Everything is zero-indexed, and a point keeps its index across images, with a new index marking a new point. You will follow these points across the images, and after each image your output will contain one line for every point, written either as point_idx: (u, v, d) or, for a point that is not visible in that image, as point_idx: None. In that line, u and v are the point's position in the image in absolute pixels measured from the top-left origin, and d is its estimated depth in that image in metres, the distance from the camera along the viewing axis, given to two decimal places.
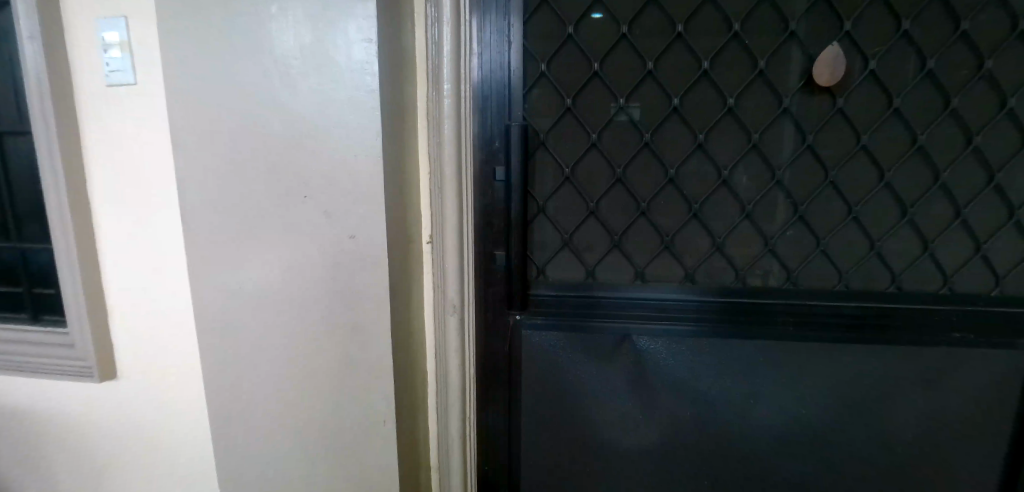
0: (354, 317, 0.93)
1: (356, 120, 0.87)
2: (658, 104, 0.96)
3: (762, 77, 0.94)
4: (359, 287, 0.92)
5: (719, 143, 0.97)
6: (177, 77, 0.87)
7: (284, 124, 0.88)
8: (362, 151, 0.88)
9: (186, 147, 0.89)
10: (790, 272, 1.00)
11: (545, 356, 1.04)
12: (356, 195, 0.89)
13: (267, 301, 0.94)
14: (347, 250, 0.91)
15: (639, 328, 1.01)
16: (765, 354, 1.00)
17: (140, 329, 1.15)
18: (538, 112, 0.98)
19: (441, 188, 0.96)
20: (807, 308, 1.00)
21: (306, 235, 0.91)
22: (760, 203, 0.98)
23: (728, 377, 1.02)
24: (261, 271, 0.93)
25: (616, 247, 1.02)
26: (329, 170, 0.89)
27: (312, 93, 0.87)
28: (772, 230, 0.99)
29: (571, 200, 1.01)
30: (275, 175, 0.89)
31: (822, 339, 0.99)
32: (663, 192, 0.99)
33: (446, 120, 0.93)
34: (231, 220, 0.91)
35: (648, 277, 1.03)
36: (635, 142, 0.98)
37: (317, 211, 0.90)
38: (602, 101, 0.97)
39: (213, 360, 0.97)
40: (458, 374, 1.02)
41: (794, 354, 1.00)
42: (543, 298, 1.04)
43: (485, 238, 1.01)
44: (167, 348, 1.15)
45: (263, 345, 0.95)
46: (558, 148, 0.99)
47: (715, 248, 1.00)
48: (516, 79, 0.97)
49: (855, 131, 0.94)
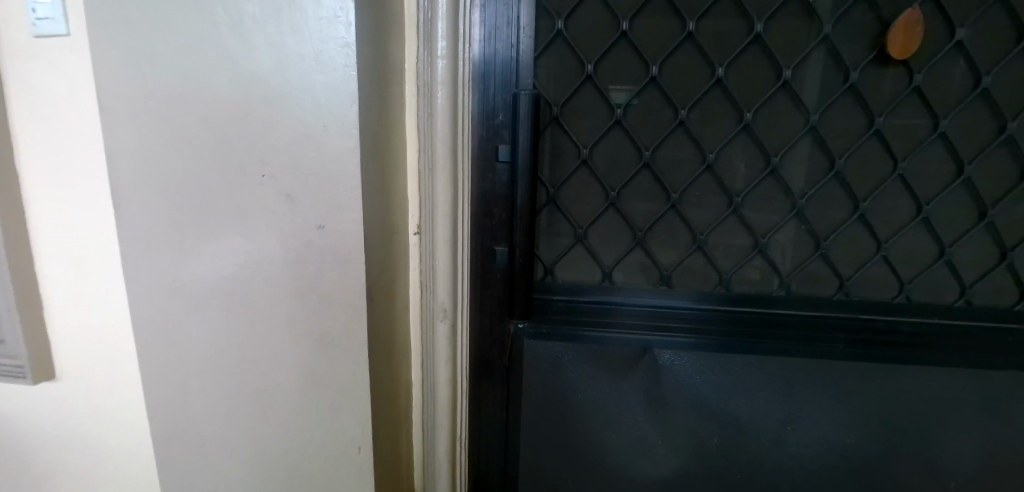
0: (323, 324, 0.77)
1: (326, 82, 0.70)
2: (697, 73, 0.79)
3: (825, 44, 0.77)
4: (328, 289, 0.76)
5: (770, 123, 0.80)
6: (102, 21, 0.70)
7: (236, 85, 0.70)
8: (333, 121, 0.71)
9: (117, 112, 0.72)
10: (844, 281, 0.84)
11: (550, 370, 0.88)
12: (325, 176, 0.72)
13: (220, 302, 0.77)
14: (315, 243, 0.74)
15: (662, 341, 0.86)
16: (809, 375, 0.85)
17: (76, 325, 0.98)
18: (550, 80, 0.82)
19: (431, 170, 0.79)
20: (856, 324, 0.85)
21: (264, 224, 0.74)
22: (814, 197, 0.81)
23: (761, 400, 0.87)
24: (211, 267, 0.76)
25: (638, 245, 0.86)
26: (291, 144, 0.71)
27: (271, 46, 0.69)
28: (826, 230, 0.83)
29: (588, 187, 0.84)
30: (226, 150, 0.72)
31: (878, 359, 0.83)
32: (697, 181, 0.83)
33: (440, 86, 0.77)
34: (173, 203, 0.74)
35: (673, 282, 0.87)
36: (667, 120, 0.81)
37: (279, 195, 0.73)
38: (630, 68, 0.80)
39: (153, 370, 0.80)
40: (448, 388, 0.87)
41: (844, 377, 0.85)
42: (549, 303, 0.89)
43: (483, 231, 0.85)
44: (112, 348, 0.98)
45: (216, 354, 0.79)
46: (574, 124, 0.83)
47: (756, 249, 0.84)
48: (526, 39, 0.80)
49: (932, 114, 0.78)
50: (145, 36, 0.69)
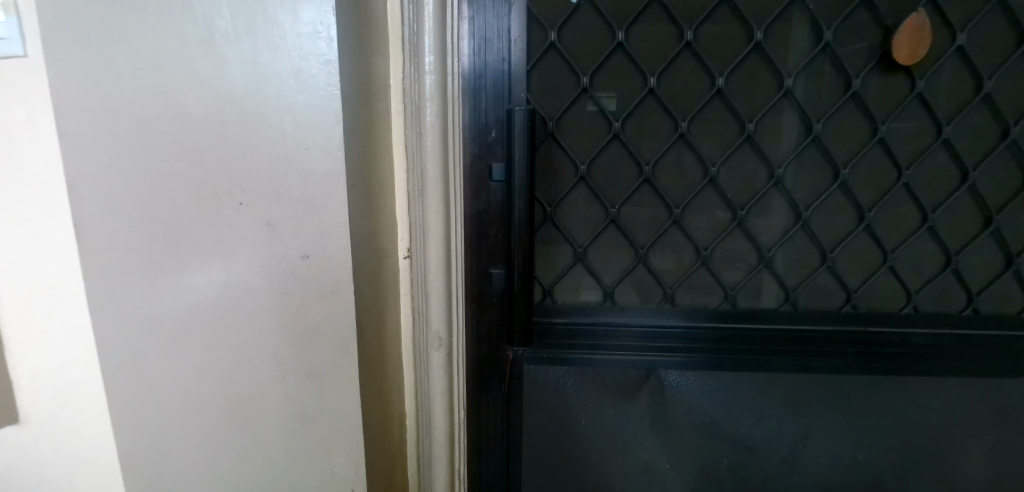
0: (310, 360, 0.72)
1: (306, 102, 0.65)
2: (697, 84, 0.76)
3: (825, 52, 0.75)
4: (315, 323, 0.71)
5: (772, 134, 0.77)
6: (43, 33, 0.61)
7: (208, 106, 0.64)
8: (315, 143, 0.66)
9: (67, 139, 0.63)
10: (851, 293, 0.82)
11: (551, 396, 0.85)
12: (309, 202, 0.67)
13: (192, 345, 0.70)
14: (299, 274, 0.69)
15: (666, 362, 0.83)
16: (817, 390, 0.83)
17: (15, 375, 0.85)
18: (544, 94, 0.78)
19: (421, 190, 0.75)
20: (868, 337, 0.82)
21: (242, 254, 0.68)
22: (820, 208, 0.79)
23: (771, 417, 0.84)
24: (182, 304, 0.69)
25: (640, 263, 0.83)
26: (270, 168, 0.66)
27: (246, 64, 0.64)
28: (832, 241, 0.80)
29: (587, 204, 0.81)
30: (198, 175, 0.65)
31: (885, 371, 0.82)
32: (699, 195, 0.80)
33: (428, 102, 0.73)
34: (135, 235, 0.66)
35: (678, 300, 0.84)
36: (668, 133, 0.78)
37: (258, 223, 0.67)
38: (627, 79, 0.77)
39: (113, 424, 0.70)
40: (445, 421, 0.82)
41: (852, 391, 0.83)
42: (550, 327, 0.84)
43: (478, 254, 0.81)
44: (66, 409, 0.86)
45: (189, 400, 0.71)
46: (571, 139, 0.79)
47: (762, 263, 0.81)
48: (518, 52, 0.76)
49: (934, 120, 0.77)
50: (99, 50, 0.62)
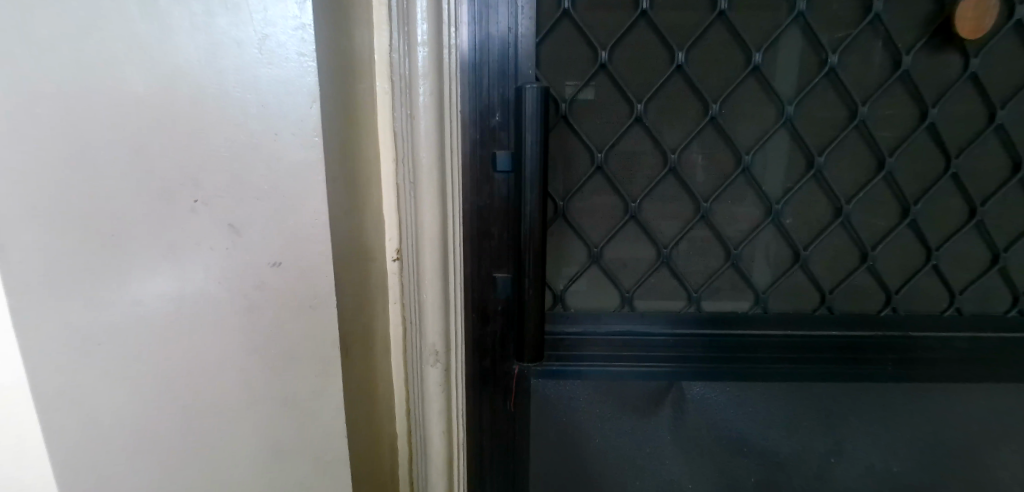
0: (285, 385, 0.61)
1: (274, 75, 0.53)
2: (729, 61, 0.70)
3: (873, 24, 0.68)
4: (289, 343, 0.60)
5: (812, 118, 0.71)
6: None
7: (151, 80, 0.52)
8: (286, 126, 0.55)
9: None
10: (892, 294, 0.76)
11: (560, 414, 0.76)
12: (278, 198, 0.56)
13: (141, 375, 0.58)
14: (268, 285, 0.58)
15: (686, 373, 0.75)
16: (852, 400, 0.75)
17: None
18: (555, 72, 0.70)
19: (414, 184, 0.66)
20: (908, 342, 0.76)
21: (201, 261, 0.56)
22: (861, 201, 0.73)
23: (802, 430, 0.76)
24: (125, 324, 0.57)
25: (664, 263, 0.76)
26: (231, 159, 0.54)
27: (197, 29, 0.52)
28: (873, 239, 0.74)
29: (604, 197, 0.73)
30: (147, 165, 0.54)
31: (923, 381, 0.75)
32: (731, 186, 0.73)
33: (422, 79, 0.63)
34: (71, 240, 0.54)
35: (705, 305, 0.77)
36: (696, 116, 0.71)
37: (220, 223, 0.56)
38: (651, 54, 0.70)
39: (53, 467, 0.59)
40: (443, 443, 0.73)
41: (890, 401, 0.75)
42: (561, 337, 0.76)
43: (481, 256, 0.72)
44: None
45: (146, 438, 0.59)
46: (587, 124, 0.71)
47: (798, 263, 0.75)
48: (525, 21, 0.67)
49: (989, 103, 0.70)
50: (15, 9, 0.50)
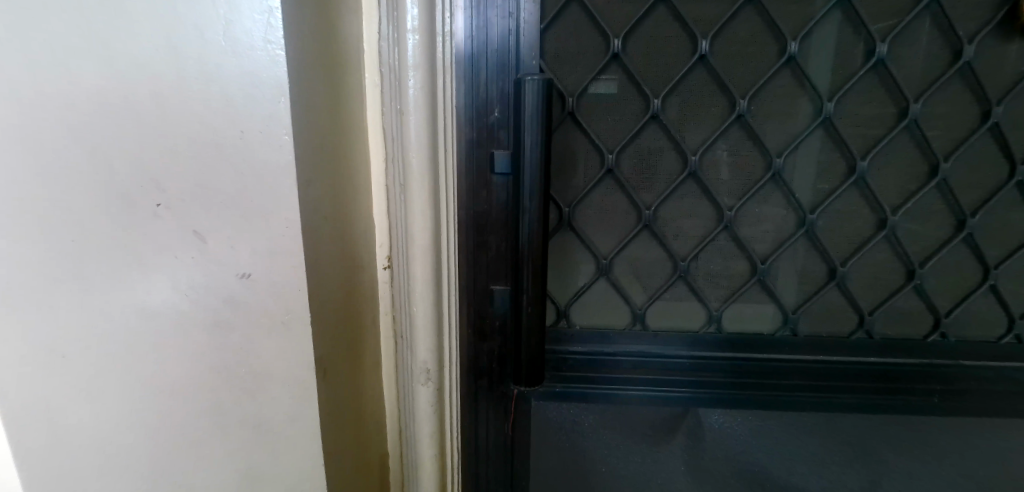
0: (255, 407, 0.56)
1: (240, 67, 0.47)
2: (761, 52, 0.63)
3: (930, 10, 0.60)
4: (260, 362, 0.54)
5: (854, 118, 0.64)
6: None
7: (108, 70, 0.47)
8: (253, 124, 0.48)
9: None
10: (941, 317, 0.69)
11: (566, 437, 0.72)
12: (244, 204, 0.50)
13: (106, 391, 0.54)
14: (237, 300, 0.52)
15: (705, 399, 0.70)
16: (882, 432, 0.70)
17: None
18: (562, 64, 0.64)
19: (404, 186, 0.59)
20: (954, 372, 0.69)
21: (165, 271, 0.51)
22: (907, 212, 0.66)
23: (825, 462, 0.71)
24: (86, 337, 0.52)
25: (681, 277, 0.70)
26: (196, 160, 0.49)
27: (156, 14, 0.46)
28: (920, 255, 0.67)
29: (613, 204, 0.68)
30: (103, 166, 0.48)
31: (962, 415, 0.70)
32: (758, 193, 0.67)
33: (412, 70, 0.57)
34: (24, 246, 0.49)
35: (724, 324, 0.71)
36: (721, 114, 0.64)
37: (183, 230, 0.50)
38: (670, 44, 0.63)
39: (20, 480, 0.56)
40: (435, 467, 0.68)
41: (924, 433, 0.70)
42: (565, 356, 0.71)
43: (479, 266, 0.67)
44: None
45: (111, 458, 0.55)
46: (597, 123, 0.65)
47: (833, 280, 0.69)
48: (529, 7, 0.61)
49: None
50: None
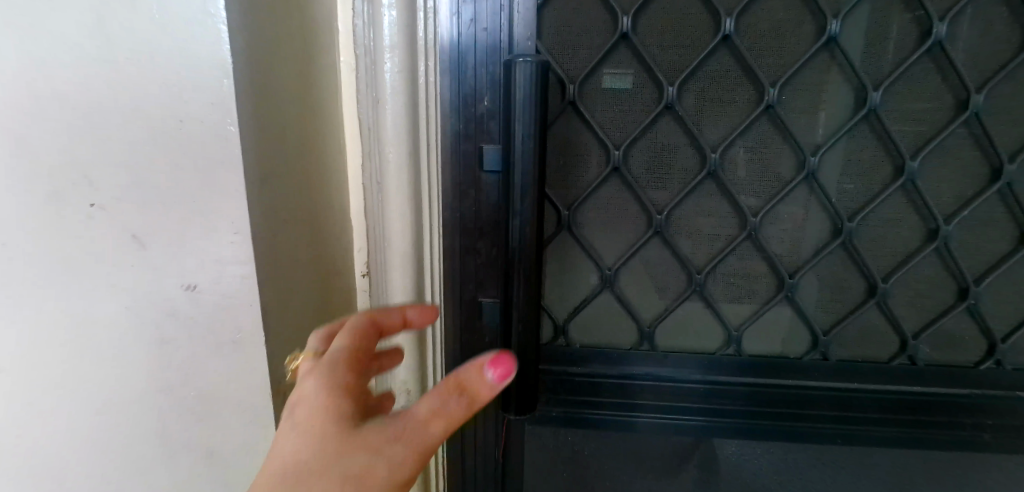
0: (206, 433, 0.49)
1: (177, 45, 0.40)
2: (793, 33, 0.54)
3: None
4: (210, 384, 0.48)
5: (902, 110, 0.55)
6: None
7: (26, 46, 0.40)
8: (193, 114, 0.41)
9: None
10: (997, 343, 0.61)
11: (566, 463, 0.65)
12: (187, 205, 0.43)
13: (44, 413, 0.47)
14: (184, 313, 0.46)
15: (723, 428, 0.63)
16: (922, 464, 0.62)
17: None
18: (564, 46, 0.56)
19: (381, 186, 0.52)
20: (1010, 403, 0.61)
21: (101, 281, 0.44)
22: (963, 221, 0.58)
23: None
24: (19, 353, 0.46)
25: (696, 290, 0.62)
26: (130, 154, 0.42)
27: None
28: (977, 270, 0.59)
29: (620, 206, 0.60)
30: (29, 160, 0.42)
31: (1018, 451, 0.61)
32: (788, 196, 0.58)
33: (389, 52, 0.49)
34: None
35: (743, 344, 0.63)
36: (746, 105, 0.56)
37: (120, 234, 0.43)
38: (688, 23, 0.55)
39: None
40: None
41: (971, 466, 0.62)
42: (565, 379, 0.64)
43: (467, 274, 0.60)
44: None
45: (54, 484, 0.50)
46: (601, 115, 0.58)
47: (872, 298, 0.61)
48: None
49: None
50: None
